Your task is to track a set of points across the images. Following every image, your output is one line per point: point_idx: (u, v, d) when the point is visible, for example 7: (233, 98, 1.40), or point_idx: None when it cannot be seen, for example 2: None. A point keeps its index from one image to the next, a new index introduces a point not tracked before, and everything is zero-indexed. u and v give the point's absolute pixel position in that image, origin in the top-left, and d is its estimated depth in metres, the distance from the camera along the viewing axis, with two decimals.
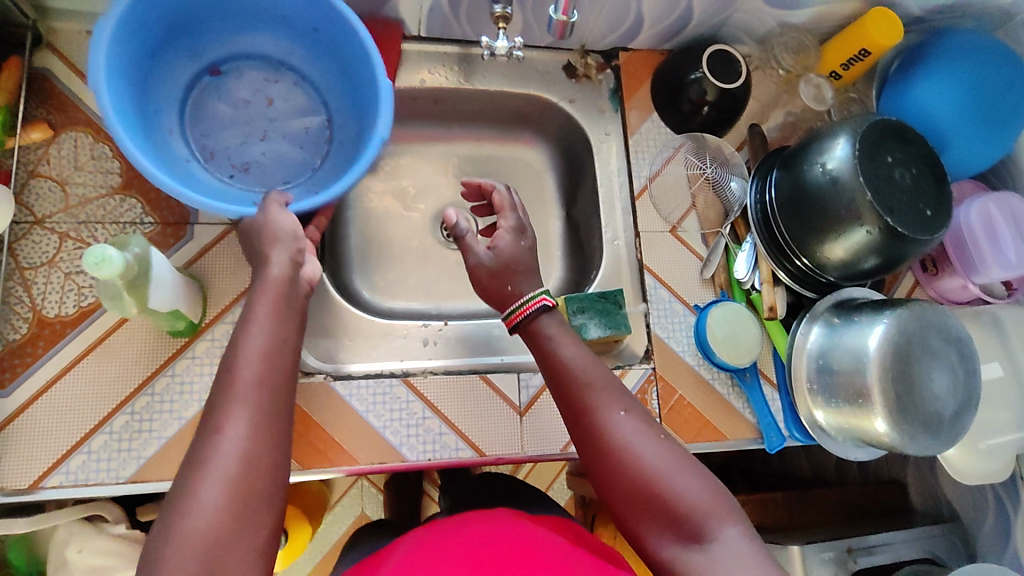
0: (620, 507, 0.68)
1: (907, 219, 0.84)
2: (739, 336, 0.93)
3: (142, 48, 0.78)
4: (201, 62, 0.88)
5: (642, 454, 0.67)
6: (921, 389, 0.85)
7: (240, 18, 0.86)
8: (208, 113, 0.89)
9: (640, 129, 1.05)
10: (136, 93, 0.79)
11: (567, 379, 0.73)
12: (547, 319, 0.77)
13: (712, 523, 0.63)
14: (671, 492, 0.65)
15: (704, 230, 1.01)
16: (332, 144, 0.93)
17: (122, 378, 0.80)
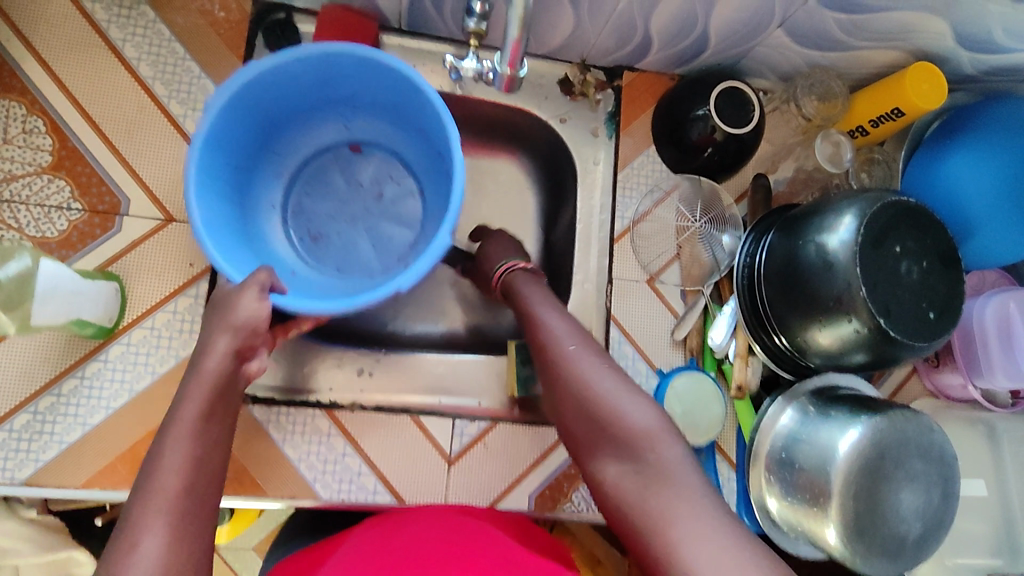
0: (571, 440, 0.66)
1: (905, 323, 0.74)
2: (701, 413, 0.84)
3: (290, 103, 0.79)
4: (342, 137, 0.88)
5: (589, 386, 0.64)
6: (886, 509, 0.76)
7: (412, 125, 0.83)
8: (319, 183, 0.89)
9: (633, 162, 0.95)
10: (255, 138, 0.80)
11: (529, 318, 0.73)
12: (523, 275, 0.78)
13: (651, 446, 0.60)
14: (616, 417, 0.62)
15: (684, 285, 0.92)
16: (409, 258, 0.88)
17: (26, 375, 0.76)
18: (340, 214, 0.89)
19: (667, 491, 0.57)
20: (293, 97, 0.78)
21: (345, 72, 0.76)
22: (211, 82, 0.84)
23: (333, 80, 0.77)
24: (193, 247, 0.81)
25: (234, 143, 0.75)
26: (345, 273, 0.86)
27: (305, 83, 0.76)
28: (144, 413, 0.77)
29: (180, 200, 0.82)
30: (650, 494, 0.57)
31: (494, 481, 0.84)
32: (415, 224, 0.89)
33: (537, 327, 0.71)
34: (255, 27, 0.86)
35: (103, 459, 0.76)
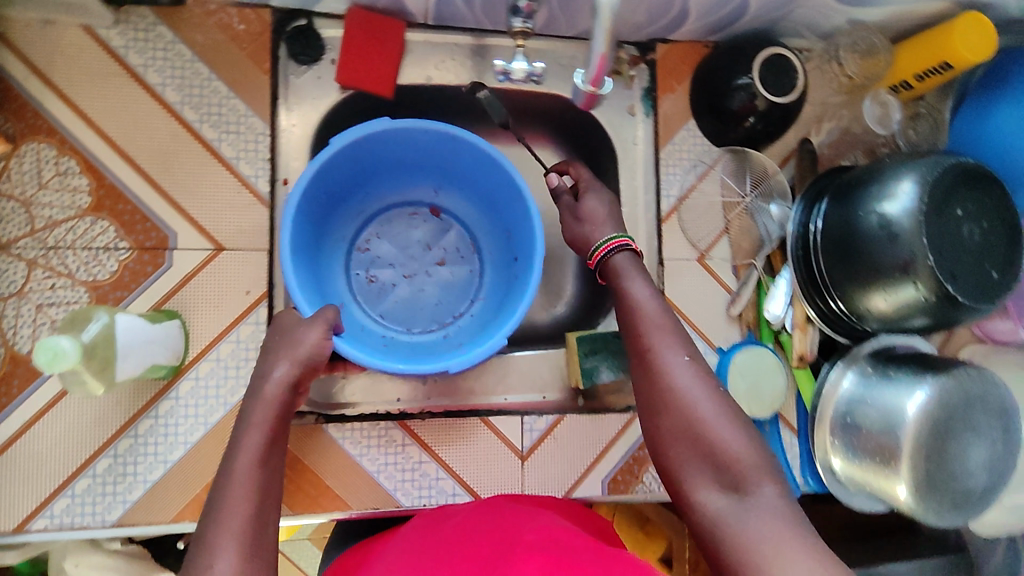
0: (658, 449, 0.62)
1: (970, 286, 0.75)
2: (766, 385, 0.85)
3: (389, 159, 0.85)
4: (429, 196, 0.93)
5: (693, 402, 0.60)
6: (955, 463, 0.76)
7: (500, 214, 0.89)
8: (390, 233, 0.93)
9: (674, 138, 0.94)
10: (349, 181, 0.85)
11: (629, 314, 0.69)
12: (622, 259, 0.72)
13: (752, 478, 0.56)
14: (715, 442, 0.58)
15: (735, 260, 0.92)
16: (450, 327, 0.91)
17: (101, 420, 0.76)
18: (403, 262, 0.92)
19: (763, 521, 0.53)
20: (394, 152, 0.83)
21: (441, 142, 0.81)
22: (242, 101, 0.82)
23: (430, 146, 0.83)
24: (245, 274, 0.80)
25: (326, 187, 0.81)
26: (392, 322, 0.90)
27: (404, 145, 0.82)
28: (223, 446, 0.77)
29: (226, 227, 0.80)
30: (746, 519, 0.53)
31: (567, 472, 0.85)
32: (466, 294, 0.93)
33: (638, 330, 0.67)
34: (276, 36, 0.84)
35: (188, 494, 0.76)
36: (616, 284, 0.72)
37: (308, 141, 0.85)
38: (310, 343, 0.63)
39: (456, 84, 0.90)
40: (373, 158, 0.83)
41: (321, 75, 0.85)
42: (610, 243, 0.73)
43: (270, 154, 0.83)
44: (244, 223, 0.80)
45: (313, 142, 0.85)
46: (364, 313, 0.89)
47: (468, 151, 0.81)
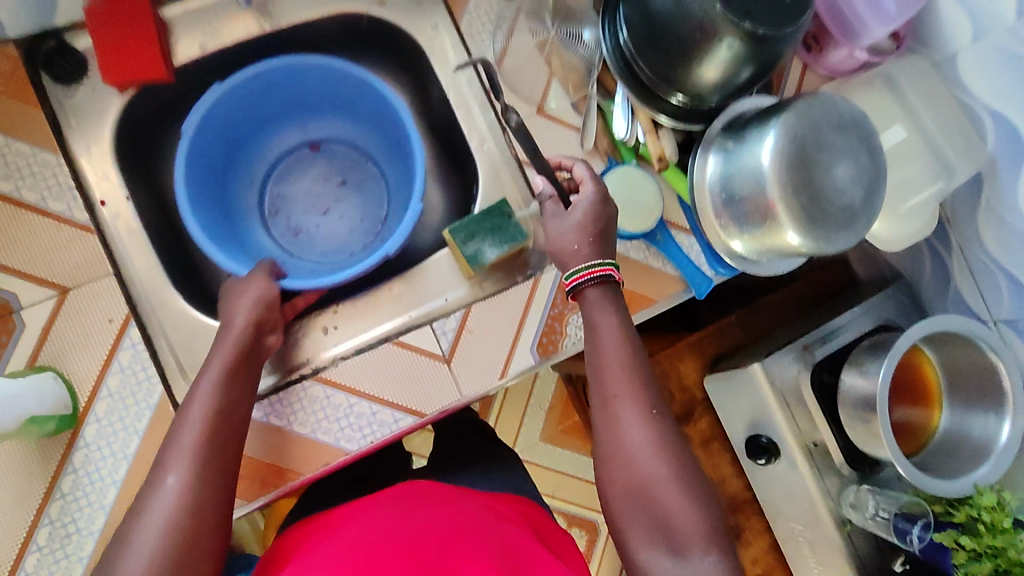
0: (610, 492, 0.71)
1: (771, 15, 0.73)
2: (640, 199, 0.87)
3: (247, 121, 0.95)
4: (301, 136, 1.03)
5: (645, 463, 0.69)
6: (827, 187, 0.77)
7: (366, 118, 1.00)
8: (288, 180, 1.04)
9: (469, 8, 0.91)
10: (226, 153, 0.96)
11: (597, 347, 0.75)
12: (596, 297, 0.76)
13: (691, 540, 0.66)
14: (665, 500, 0.68)
15: (572, 97, 0.90)
16: (383, 231, 1.03)
17: (23, 496, 0.74)
18: (313, 200, 1.04)
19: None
20: (248, 114, 0.94)
21: (278, 85, 0.91)
22: (24, 142, 0.78)
23: (273, 94, 0.93)
24: (101, 304, 0.78)
25: (210, 163, 0.92)
26: (331, 256, 1.02)
27: (251, 102, 0.92)
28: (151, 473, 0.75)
29: (62, 268, 0.77)
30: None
31: (494, 356, 0.85)
32: (380, 200, 1.05)
33: (600, 365, 0.74)
34: (31, 67, 0.81)
35: None
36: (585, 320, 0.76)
37: (112, 155, 0.83)
38: (256, 291, 0.79)
39: (233, 42, 0.87)
40: (235, 122, 0.94)
41: (95, 87, 0.83)
42: (591, 271, 0.75)
43: (74, 181, 0.79)
44: (78, 257, 0.78)
45: (116, 154, 0.83)
46: (305, 260, 1.01)
47: (312, 79, 0.92)
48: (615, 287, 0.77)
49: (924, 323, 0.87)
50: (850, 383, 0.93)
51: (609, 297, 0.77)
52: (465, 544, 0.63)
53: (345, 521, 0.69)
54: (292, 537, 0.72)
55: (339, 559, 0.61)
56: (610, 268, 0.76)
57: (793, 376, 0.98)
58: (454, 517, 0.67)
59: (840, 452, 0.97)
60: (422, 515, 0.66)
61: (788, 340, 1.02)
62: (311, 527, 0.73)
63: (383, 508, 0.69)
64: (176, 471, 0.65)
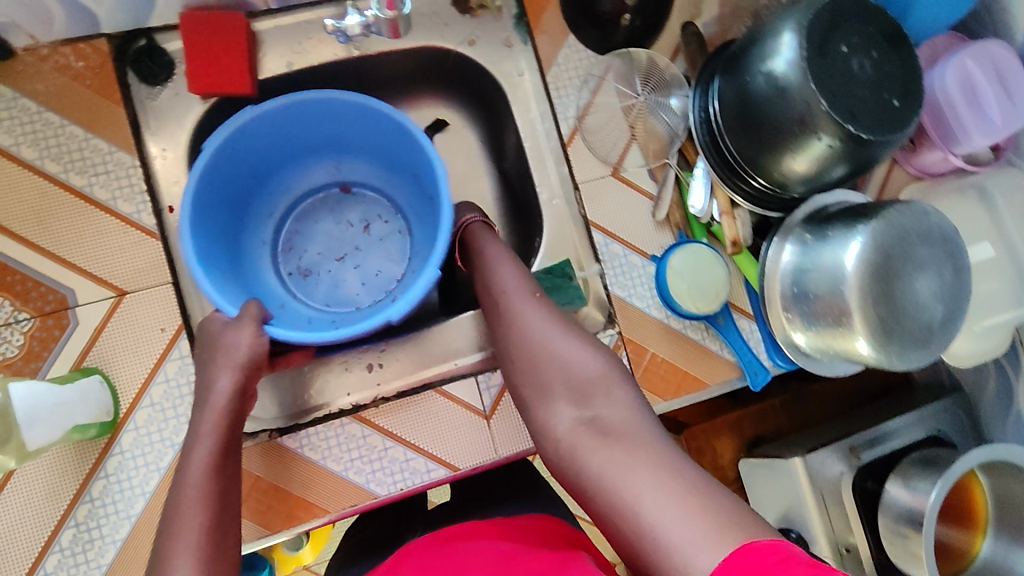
0: (523, 387, 0.70)
1: (873, 119, 0.72)
2: (707, 281, 0.85)
3: (279, 150, 0.89)
4: (333, 176, 0.98)
5: (544, 341, 0.70)
6: (906, 303, 0.75)
7: (401, 170, 0.94)
8: (310, 218, 0.99)
9: (558, 59, 0.89)
10: (250, 179, 0.90)
11: (483, 269, 0.77)
12: (478, 228, 0.82)
13: (611, 392, 0.66)
14: (574, 361, 0.68)
15: (650, 164, 0.89)
16: (395, 289, 0.97)
17: (54, 495, 0.74)
18: (330, 243, 0.99)
19: (618, 442, 0.61)
20: (279, 148, 0.89)
21: (315, 123, 0.86)
22: (102, 140, 0.78)
23: (307, 129, 0.88)
24: (156, 312, 0.77)
25: (225, 189, 0.85)
26: (335, 305, 0.96)
27: (285, 134, 0.86)
28: None
29: (122, 270, 0.77)
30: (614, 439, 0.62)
31: None
32: (402, 255, 0.99)
33: (493, 287, 0.76)
34: (120, 64, 0.80)
35: None
36: (473, 249, 0.80)
37: (185, 163, 0.83)
38: (245, 345, 0.69)
39: (319, 63, 0.86)
40: (267, 151, 0.88)
41: (178, 91, 0.82)
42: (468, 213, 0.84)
43: (146, 185, 0.79)
44: (141, 262, 0.78)
45: (190, 162, 0.83)
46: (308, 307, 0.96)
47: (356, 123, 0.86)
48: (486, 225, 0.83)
49: (982, 450, 0.83)
50: (895, 495, 0.91)
51: (492, 229, 0.82)
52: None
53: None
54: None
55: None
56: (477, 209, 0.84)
57: (835, 476, 0.96)
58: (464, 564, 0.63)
59: (872, 562, 0.94)
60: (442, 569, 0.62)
61: (832, 437, 1.00)
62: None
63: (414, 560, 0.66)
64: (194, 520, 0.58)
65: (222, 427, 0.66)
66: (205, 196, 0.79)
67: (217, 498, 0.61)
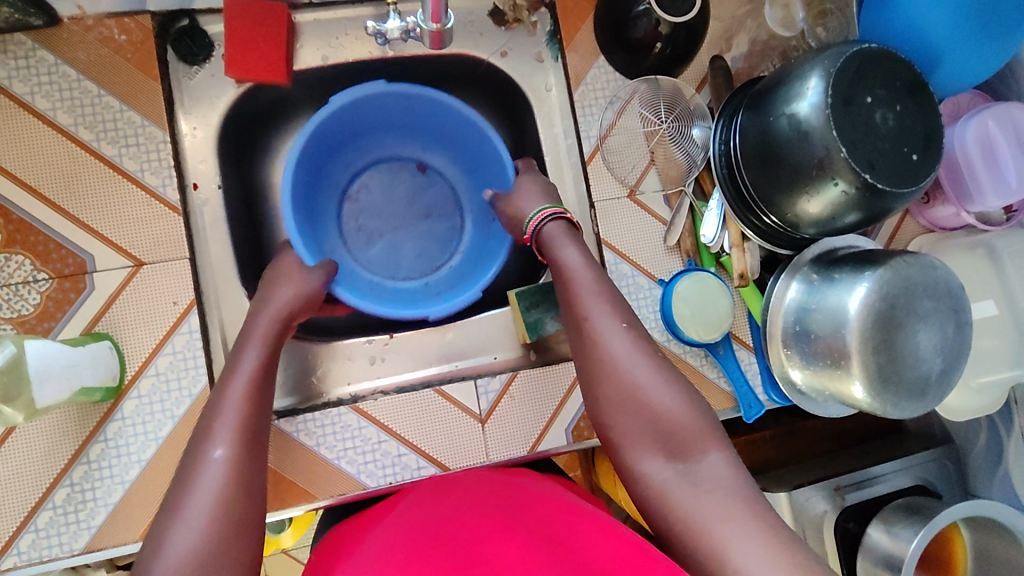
0: (606, 413, 0.67)
1: (891, 172, 0.74)
2: (712, 310, 0.86)
3: (377, 116, 0.93)
4: (413, 153, 1.02)
5: (631, 368, 0.66)
6: (907, 353, 0.77)
7: (478, 175, 0.99)
8: (381, 184, 1.02)
9: (587, 77, 0.91)
10: (342, 135, 0.93)
11: (569, 281, 0.74)
12: (556, 230, 0.78)
13: (697, 445, 0.61)
14: (661, 407, 0.63)
15: (666, 190, 0.90)
16: (435, 279, 1.01)
17: (53, 453, 0.75)
18: (392, 211, 1.02)
19: (708, 490, 0.58)
20: (376, 117, 0.93)
21: (420, 107, 0.91)
22: (135, 112, 0.80)
23: (407, 110, 0.92)
24: (169, 285, 0.79)
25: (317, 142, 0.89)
26: (379, 271, 1.00)
27: (388, 109, 0.91)
28: (178, 459, 0.77)
29: (142, 241, 0.79)
30: (696, 488, 0.58)
31: (528, 428, 0.85)
32: (450, 247, 1.03)
33: (578, 297, 0.72)
34: (161, 41, 0.83)
35: (151, 510, 0.76)
36: (551, 252, 0.77)
37: (213, 142, 0.85)
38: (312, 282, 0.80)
39: (353, 59, 0.88)
40: (367, 115, 0.91)
41: (214, 73, 0.85)
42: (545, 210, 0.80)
43: (173, 161, 0.81)
44: (160, 235, 0.80)
45: (218, 142, 0.86)
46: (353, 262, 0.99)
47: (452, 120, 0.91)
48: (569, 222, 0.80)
49: (965, 505, 0.84)
50: (876, 540, 0.91)
51: (573, 232, 0.79)
52: (494, 535, 0.59)
53: (385, 516, 0.65)
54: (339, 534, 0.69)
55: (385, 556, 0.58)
56: (556, 207, 0.80)
57: (818, 514, 0.96)
58: (485, 500, 0.64)
59: None
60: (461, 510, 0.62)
61: (820, 475, 1.00)
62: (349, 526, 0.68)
63: (417, 504, 0.65)
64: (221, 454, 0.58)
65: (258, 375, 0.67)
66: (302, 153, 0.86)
67: (246, 457, 0.59)
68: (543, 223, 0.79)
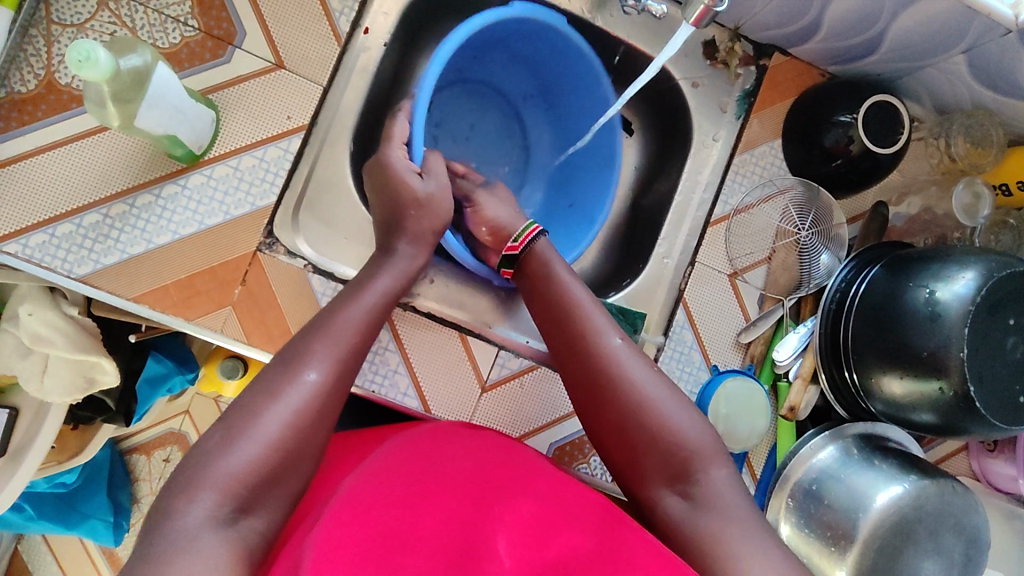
0: (604, 437, 0.65)
1: (994, 398, 0.70)
2: (749, 421, 0.82)
3: (535, 45, 0.87)
4: (519, 98, 0.98)
5: (632, 387, 0.63)
6: (904, 570, 0.74)
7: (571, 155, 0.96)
8: (475, 99, 0.96)
9: (755, 150, 0.89)
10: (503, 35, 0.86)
11: (560, 303, 0.70)
12: (544, 247, 0.75)
13: (703, 462, 0.60)
14: (671, 428, 0.61)
15: (766, 291, 0.88)
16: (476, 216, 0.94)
17: (105, 178, 0.74)
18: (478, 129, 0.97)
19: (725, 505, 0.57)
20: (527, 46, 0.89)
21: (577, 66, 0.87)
22: None
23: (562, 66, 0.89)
24: (293, 99, 0.79)
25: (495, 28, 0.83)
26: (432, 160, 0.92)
27: (545, 46, 0.87)
28: (209, 250, 0.76)
29: (294, 48, 0.79)
30: (700, 510, 0.57)
31: (521, 419, 0.83)
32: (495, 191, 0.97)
33: (576, 318, 0.68)
34: None
35: (158, 281, 0.74)
36: (538, 267, 0.73)
37: (403, 5, 0.83)
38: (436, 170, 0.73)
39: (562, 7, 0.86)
40: (529, 41, 0.87)
41: None
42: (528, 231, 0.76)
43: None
44: (313, 52, 0.79)
45: (409, 5, 0.84)
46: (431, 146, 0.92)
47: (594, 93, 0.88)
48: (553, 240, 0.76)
49: None
50: None
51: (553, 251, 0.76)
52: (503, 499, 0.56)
53: (378, 444, 0.63)
54: (334, 443, 0.68)
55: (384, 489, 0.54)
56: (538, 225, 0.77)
57: None
58: (494, 461, 0.62)
59: None
60: (462, 461, 0.60)
61: None
62: (346, 440, 0.68)
63: (413, 441, 0.62)
64: (319, 373, 0.54)
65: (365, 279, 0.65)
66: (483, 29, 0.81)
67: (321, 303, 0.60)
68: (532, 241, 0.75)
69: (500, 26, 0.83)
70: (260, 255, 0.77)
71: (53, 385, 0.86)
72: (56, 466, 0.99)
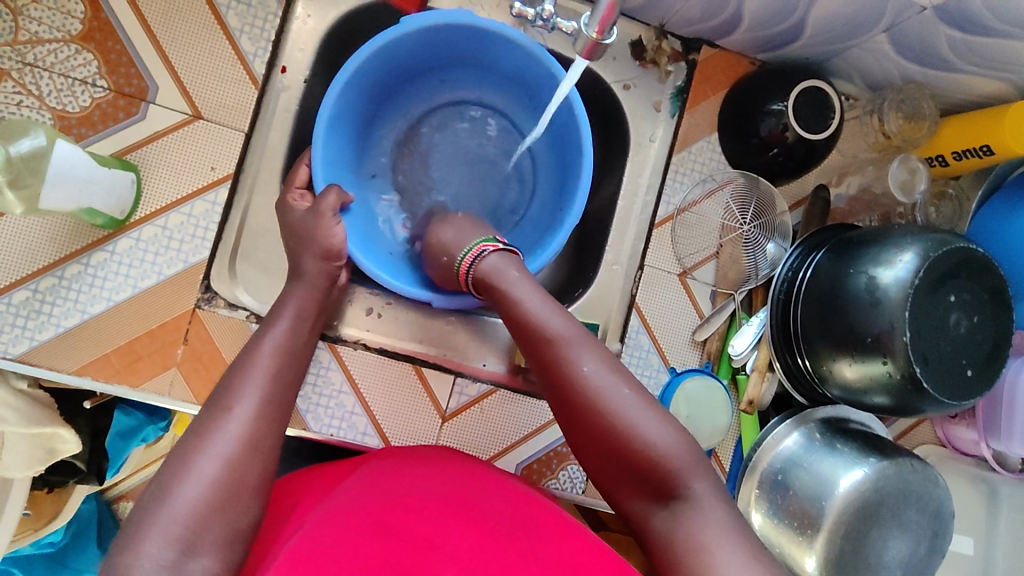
0: (585, 457, 0.61)
1: (941, 375, 0.71)
2: (709, 418, 0.83)
3: (475, 51, 0.82)
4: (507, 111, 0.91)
5: (612, 410, 0.57)
6: (872, 551, 0.75)
7: (560, 174, 0.87)
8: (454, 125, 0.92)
9: (692, 147, 0.89)
10: (435, 49, 0.81)
11: (528, 326, 0.62)
12: (494, 261, 0.68)
13: (683, 477, 0.55)
14: (648, 442, 0.56)
15: (717, 286, 0.88)
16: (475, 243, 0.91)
17: (30, 254, 0.72)
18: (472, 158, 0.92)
19: (712, 519, 0.53)
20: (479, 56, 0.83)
21: (513, 59, 0.80)
22: None
23: (501, 61, 0.82)
24: (215, 150, 0.77)
25: (419, 45, 0.79)
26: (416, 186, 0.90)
27: (483, 50, 0.81)
28: (146, 313, 0.74)
29: (210, 97, 0.77)
30: (683, 527, 0.53)
31: (486, 443, 0.83)
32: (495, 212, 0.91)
33: (547, 341, 0.61)
34: None
35: (98, 351, 0.73)
36: (493, 287, 0.66)
37: (319, 38, 0.81)
38: None
39: None
40: (461, 45, 0.81)
41: None
42: (472, 250, 0.70)
43: (275, 37, 0.79)
44: (230, 99, 0.77)
45: (325, 38, 0.81)
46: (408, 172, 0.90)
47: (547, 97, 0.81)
48: (506, 253, 0.69)
49: None
50: None
51: (511, 261, 0.68)
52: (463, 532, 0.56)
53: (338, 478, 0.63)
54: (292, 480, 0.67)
55: (340, 528, 0.55)
56: (486, 242, 0.70)
57: None
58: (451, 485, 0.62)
59: None
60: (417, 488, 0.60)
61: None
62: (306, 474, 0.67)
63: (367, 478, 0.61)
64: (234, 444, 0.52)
65: (298, 331, 0.64)
66: (401, 47, 0.78)
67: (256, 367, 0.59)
68: (475, 260, 0.69)
69: (423, 37, 0.78)
70: (199, 312, 0.76)
71: (14, 459, 0.83)
72: (33, 534, 0.97)
